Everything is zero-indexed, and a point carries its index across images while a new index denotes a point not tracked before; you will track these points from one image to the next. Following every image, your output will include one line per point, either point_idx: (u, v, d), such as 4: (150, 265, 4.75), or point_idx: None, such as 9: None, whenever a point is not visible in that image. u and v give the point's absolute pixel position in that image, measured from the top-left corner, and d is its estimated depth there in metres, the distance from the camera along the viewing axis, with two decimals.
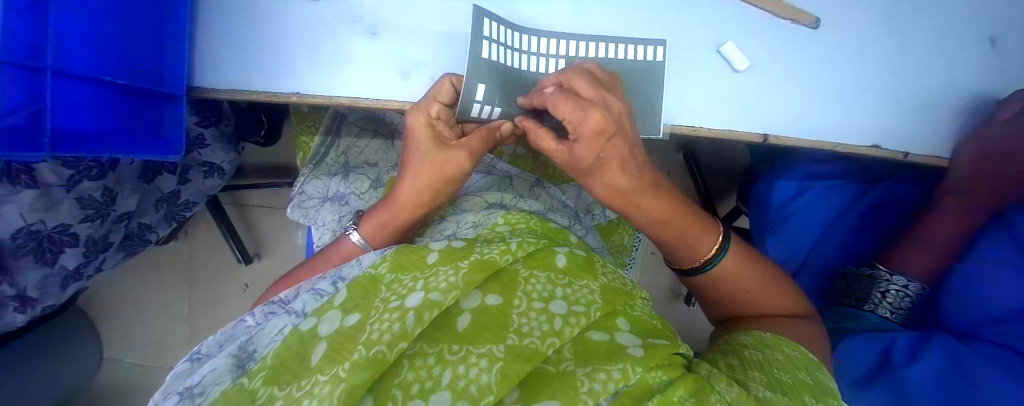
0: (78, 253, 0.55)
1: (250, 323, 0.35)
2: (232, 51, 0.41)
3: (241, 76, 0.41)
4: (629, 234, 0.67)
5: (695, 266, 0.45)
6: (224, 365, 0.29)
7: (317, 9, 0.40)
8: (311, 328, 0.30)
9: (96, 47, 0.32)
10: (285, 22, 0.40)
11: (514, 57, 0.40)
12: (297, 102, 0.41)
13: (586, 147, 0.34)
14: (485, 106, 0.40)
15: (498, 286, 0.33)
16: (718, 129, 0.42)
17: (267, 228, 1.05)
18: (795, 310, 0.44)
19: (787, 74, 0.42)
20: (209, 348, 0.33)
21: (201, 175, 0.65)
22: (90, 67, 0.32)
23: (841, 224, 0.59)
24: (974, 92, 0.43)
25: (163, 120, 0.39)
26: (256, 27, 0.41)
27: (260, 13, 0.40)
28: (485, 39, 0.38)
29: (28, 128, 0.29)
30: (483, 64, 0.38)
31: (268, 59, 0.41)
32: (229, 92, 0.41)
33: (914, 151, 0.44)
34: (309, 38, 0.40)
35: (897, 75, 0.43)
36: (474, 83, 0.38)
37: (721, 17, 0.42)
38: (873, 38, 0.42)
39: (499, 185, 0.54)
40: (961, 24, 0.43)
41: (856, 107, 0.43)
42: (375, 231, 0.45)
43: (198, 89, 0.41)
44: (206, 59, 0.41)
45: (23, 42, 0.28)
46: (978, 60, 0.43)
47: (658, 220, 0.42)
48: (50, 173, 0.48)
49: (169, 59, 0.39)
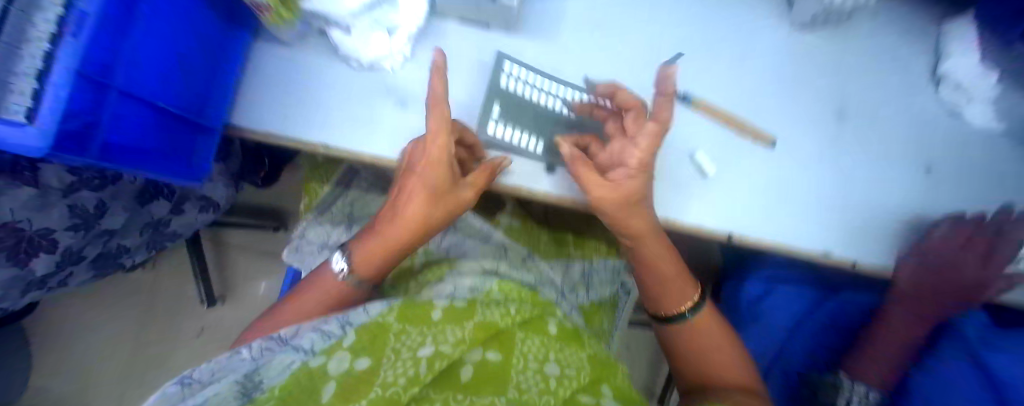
0: (52, 260, 0.54)
1: (245, 357, 0.31)
2: (269, 99, 0.45)
3: (282, 124, 0.45)
4: (608, 317, 0.68)
5: (676, 314, 0.49)
6: (229, 391, 0.28)
7: (356, 78, 0.45)
8: (321, 365, 0.29)
9: (159, 78, 0.35)
10: (325, 82, 0.45)
11: (536, 93, 0.46)
12: (321, 150, 0.45)
13: (625, 188, 0.41)
14: (500, 124, 0.44)
15: (496, 344, 0.35)
16: (692, 223, 0.47)
17: (241, 271, 1.02)
18: (753, 381, 0.47)
19: (753, 182, 0.49)
20: (201, 374, 0.30)
21: (196, 208, 0.69)
22: (146, 90, 0.34)
23: (807, 326, 0.64)
24: (914, 213, 0.50)
25: (194, 150, 0.43)
26: (298, 83, 0.45)
27: (304, 74, 0.45)
28: (503, 73, 0.45)
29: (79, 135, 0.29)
30: (498, 91, 0.44)
31: (299, 112, 0.45)
32: (261, 133, 0.44)
33: (863, 261, 0.49)
34: (343, 99, 0.45)
35: (844, 193, 0.50)
36: (492, 101, 0.44)
37: (699, 130, 0.49)
38: (824, 158, 0.51)
39: (495, 256, 0.55)
40: (899, 155, 0.52)
41: (815, 220, 0.49)
42: (363, 262, 0.44)
43: (234, 127, 0.44)
44: (246, 105, 0.45)
45: (101, 61, 0.29)
46: (919, 184, 0.51)
47: (655, 263, 0.48)
48: (54, 177, 0.49)
49: (216, 94, 0.43)
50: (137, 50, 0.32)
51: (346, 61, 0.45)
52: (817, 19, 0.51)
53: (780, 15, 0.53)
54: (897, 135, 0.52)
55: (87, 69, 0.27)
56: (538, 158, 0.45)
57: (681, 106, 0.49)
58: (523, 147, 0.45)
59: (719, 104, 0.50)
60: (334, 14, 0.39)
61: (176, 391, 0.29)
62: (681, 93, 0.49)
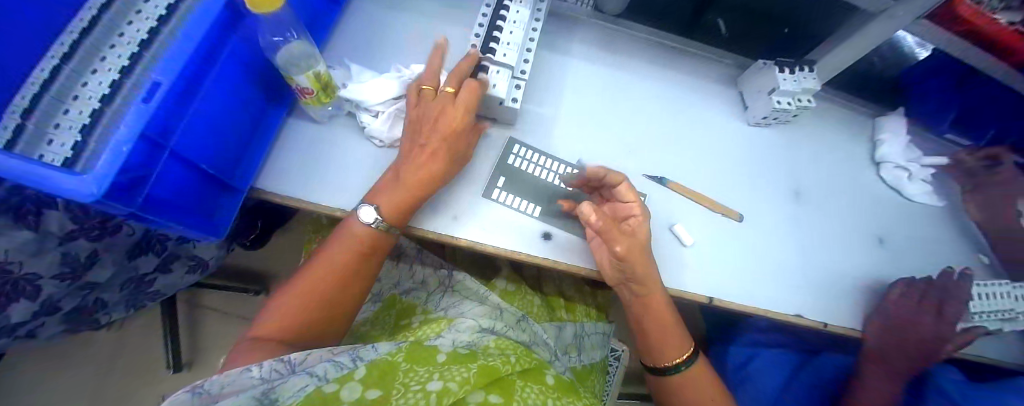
0: (27, 310, 0.52)
1: (255, 374, 0.33)
2: (285, 165, 0.48)
3: (297, 187, 0.47)
4: (600, 381, 0.67)
5: (670, 366, 0.50)
6: (246, 404, 0.29)
7: (374, 152, 0.51)
8: (335, 392, 0.29)
9: (201, 141, 0.40)
10: (345, 153, 0.50)
11: (537, 169, 0.52)
12: (338, 214, 0.47)
13: (638, 240, 0.46)
14: (504, 192, 0.50)
15: (498, 389, 0.35)
16: (676, 289, 0.51)
17: (214, 336, 0.97)
18: None
19: (727, 248, 0.54)
20: (211, 386, 0.31)
21: (185, 267, 0.68)
22: (190, 151, 0.39)
23: (798, 392, 0.64)
24: (873, 277, 0.55)
25: (221, 209, 0.45)
26: (320, 152, 0.50)
27: (327, 146, 0.50)
28: (511, 153, 0.52)
29: (129, 186, 0.33)
30: (504, 167, 0.52)
31: (316, 178, 0.48)
32: (274, 195, 0.47)
33: (833, 323, 0.52)
34: (359, 167, 0.49)
35: (811, 260, 0.55)
36: (497, 175, 0.51)
37: (678, 202, 0.55)
38: (791, 231, 0.56)
39: (491, 315, 0.55)
40: (855, 227, 0.58)
41: (790, 285, 0.53)
42: (393, 212, 0.44)
43: (258, 189, 0.47)
44: (266, 170, 0.48)
45: (158, 125, 0.34)
46: (873, 253, 0.57)
47: (656, 314, 0.49)
48: (55, 223, 0.50)
49: (246, 161, 0.47)
50: (193, 119, 0.39)
51: (369, 139, 0.51)
52: (768, 118, 0.59)
53: (736, 112, 0.62)
54: (850, 212, 0.59)
55: (148, 130, 0.33)
56: (535, 225, 0.49)
57: (658, 186, 0.55)
58: (521, 210, 0.50)
59: (690, 184, 0.56)
60: (363, 103, 0.49)
61: (189, 400, 0.30)
62: (656, 175, 0.55)
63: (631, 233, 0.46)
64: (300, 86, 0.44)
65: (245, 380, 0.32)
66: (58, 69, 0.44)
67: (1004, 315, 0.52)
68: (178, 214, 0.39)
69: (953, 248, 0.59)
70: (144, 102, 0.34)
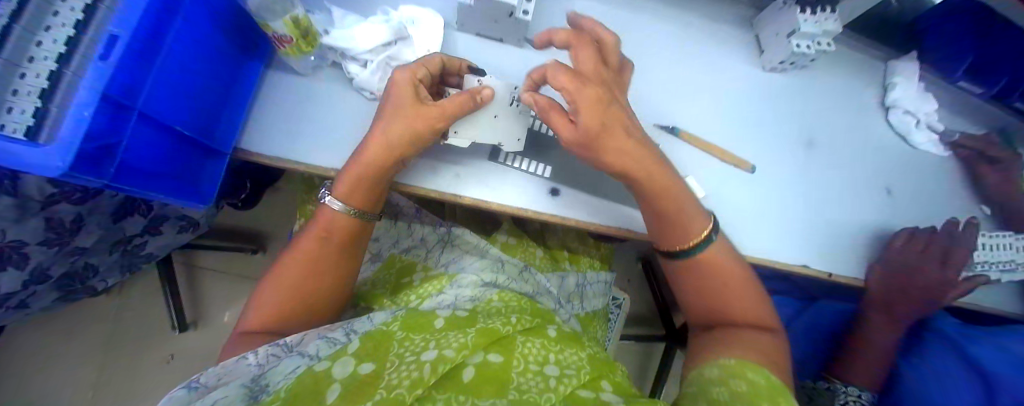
0: (16, 277, 0.51)
1: (251, 362, 0.32)
2: (271, 122, 0.45)
3: (287, 145, 0.44)
4: (601, 328, 0.68)
5: (680, 251, 0.43)
6: (237, 394, 0.28)
7: (366, 104, 0.47)
8: (327, 370, 0.30)
9: (173, 101, 0.37)
10: (336, 107, 0.46)
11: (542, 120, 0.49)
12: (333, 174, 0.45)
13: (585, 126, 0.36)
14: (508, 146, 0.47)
15: (498, 348, 0.35)
16: None
17: (215, 294, 0.97)
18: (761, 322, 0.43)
19: (737, 203, 0.52)
20: (207, 379, 0.30)
21: (175, 228, 0.66)
22: (161, 112, 0.36)
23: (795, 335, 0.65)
24: (879, 227, 0.55)
25: (203, 174, 0.43)
26: (307, 107, 0.46)
27: (315, 100, 0.46)
28: None
29: (96, 154, 0.30)
30: None
31: (307, 135, 0.45)
32: (264, 154, 0.44)
33: (836, 274, 0.53)
34: (351, 122, 0.46)
35: (819, 212, 0.54)
36: None
37: (688, 154, 0.52)
38: (800, 183, 0.55)
39: (493, 268, 0.55)
40: (865, 178, 0.57)
41: (797, 238, 0.53)
42: (345, 190, 0.41)
43: (242, 151, 0.44)
44: (252, 127, 0.45)
45: (120, 84, 0.31)
46: (881, 203, 0.56)
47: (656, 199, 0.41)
48: (34, 188, 0.46)
49: (225, 121, 0.43)
50: (161, 78, 0.35)
51: (360, 92, 0.47)
52: (785, 63, 0.55)
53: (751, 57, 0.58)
54: (862, 161, 0.57)
55: (112, 91, 0.30)
56: (542, 181, 0.47)
57: (669, 136, 0.52)
58: (525, 165, 0.47)
59: (701, 135, 0.54)
60: (352, 50, 0.45)
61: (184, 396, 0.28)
62: (668, 126, 0.52)
63: (572, 122, 0.37)
64: (278, 34, 0.40)
65: (243, 369, 0.32)
66: (5, 27, 0.30)
67: (1004, 266, 0.53)
68: (158, 182, 0.37)
69: (961, 198, 0.58)
70: (101, 59, 0.30)
